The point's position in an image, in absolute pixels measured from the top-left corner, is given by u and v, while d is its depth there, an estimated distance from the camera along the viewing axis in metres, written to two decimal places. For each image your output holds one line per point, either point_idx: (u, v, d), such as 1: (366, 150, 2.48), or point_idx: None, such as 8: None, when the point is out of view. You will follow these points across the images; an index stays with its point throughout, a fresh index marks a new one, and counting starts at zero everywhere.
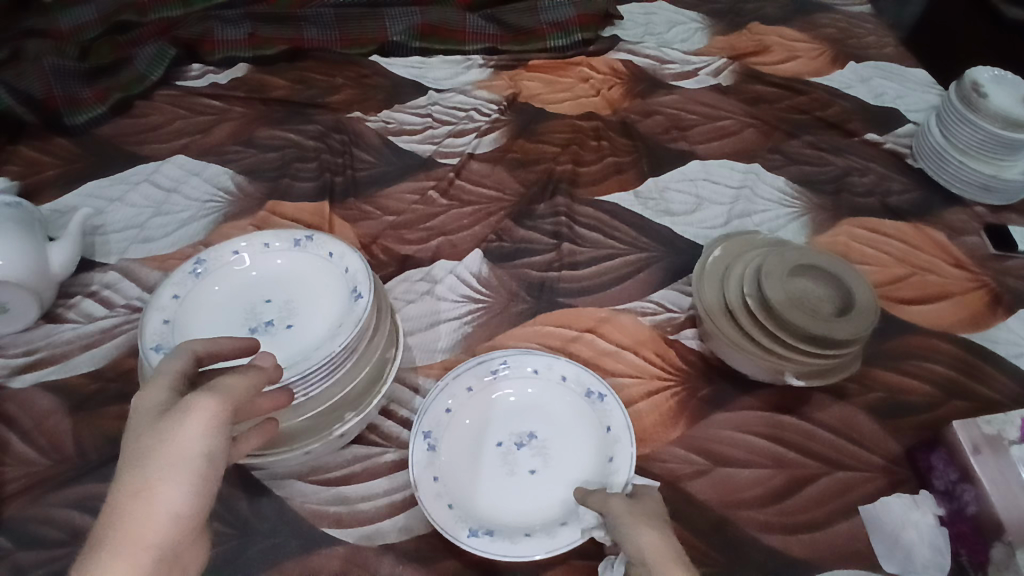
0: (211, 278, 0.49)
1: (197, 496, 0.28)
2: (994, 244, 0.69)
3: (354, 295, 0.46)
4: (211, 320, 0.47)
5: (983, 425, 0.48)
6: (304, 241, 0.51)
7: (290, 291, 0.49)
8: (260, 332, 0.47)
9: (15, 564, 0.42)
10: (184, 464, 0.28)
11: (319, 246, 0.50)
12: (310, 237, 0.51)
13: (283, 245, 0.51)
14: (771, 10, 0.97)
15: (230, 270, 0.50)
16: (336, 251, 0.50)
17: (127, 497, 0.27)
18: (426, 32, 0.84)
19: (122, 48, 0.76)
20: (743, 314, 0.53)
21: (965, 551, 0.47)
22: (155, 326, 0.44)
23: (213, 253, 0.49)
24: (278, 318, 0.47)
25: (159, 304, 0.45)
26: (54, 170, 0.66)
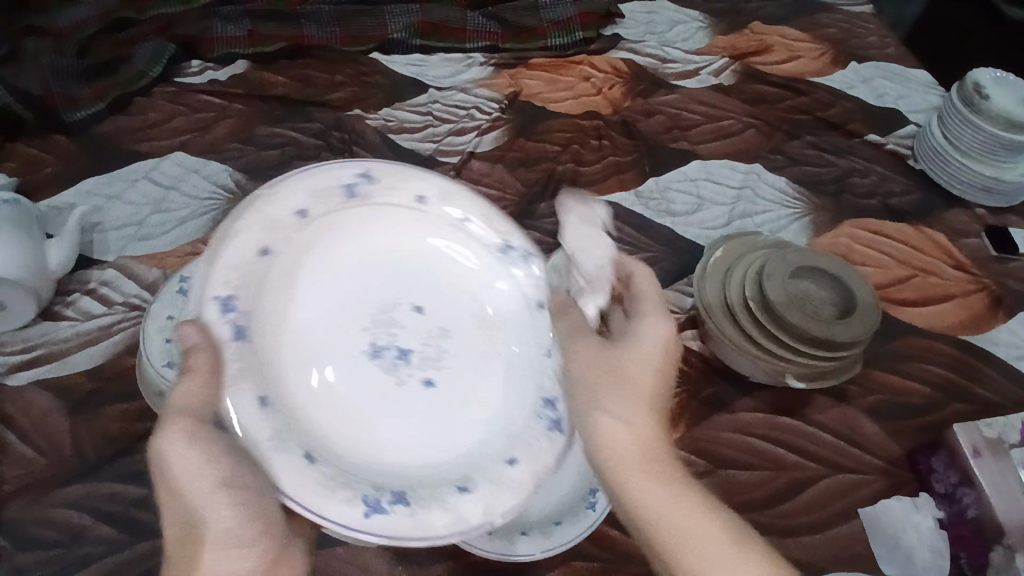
0: (368, 196, 0.42)
1: (238, 514, 0.36)
2: (995, 246, 0.70)
3: (552, 427, 0.39)
4: (328, 285, 0.41)
5: (984, 428, 0.51)
6: (520, 259, 0.44)
7: (446, 311, 0.44)
8: (384, 360, 0.41)
9: (15, 566, 0.43)
10: (206, 493, 0.36)
11: (528, 281, 0.44)
12: (531, 256, 0.44)
13: (469, 220, 0.44)
14: (773, 8, 0.96)
15: (390, 198, 0.43)
16: (545, 303, 0.44)
17: (190, 516, 0.36)
18: (426, 29, 0.83)
19: (122, 46, 0.74)
20: (745, 315, 0.53)
21: (964, 554, 0.47)
22: (246, 259, 0.37)
23: (388, 178, 0.42)
24: (421, 363, 0.42)
25: (271, 202, 0.39)
26: (51, 167, 0.65)
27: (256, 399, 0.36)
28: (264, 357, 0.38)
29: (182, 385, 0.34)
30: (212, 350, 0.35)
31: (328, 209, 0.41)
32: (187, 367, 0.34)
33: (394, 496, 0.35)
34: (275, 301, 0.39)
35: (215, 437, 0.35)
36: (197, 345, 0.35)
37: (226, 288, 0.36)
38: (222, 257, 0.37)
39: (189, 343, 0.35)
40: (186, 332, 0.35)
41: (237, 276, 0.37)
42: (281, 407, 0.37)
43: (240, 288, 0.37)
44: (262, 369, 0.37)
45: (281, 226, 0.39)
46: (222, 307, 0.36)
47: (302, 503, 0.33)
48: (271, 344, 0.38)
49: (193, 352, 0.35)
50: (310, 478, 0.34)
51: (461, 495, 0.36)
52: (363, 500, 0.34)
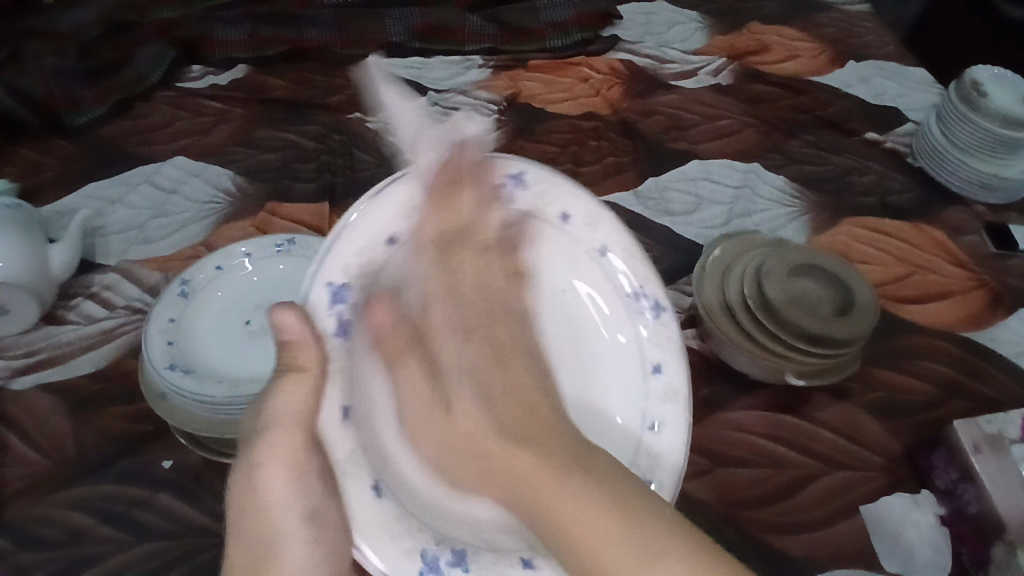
0: (523, 198, 0.45)
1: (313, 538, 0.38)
2: (995, 243, 0.70)
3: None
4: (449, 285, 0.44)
5: (984, 424, 0.51)
6: (651, 314, 0.45)
7: (563, 348, 0.46)
8: None
9: (15, 565, 0.43)
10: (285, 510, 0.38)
11: (657, 337, 0.45)
12: (661, 310, 0.45)
13: (608, 251, 0.46)
14: (771, 8, 0.96)
15: (540, 209, 0.45)
16: (665, 369, 0.44)
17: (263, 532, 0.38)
18: (426, 32, 0.83)
19: (122, 49, 0.75)
20: (744, 314, 0.53)
21: (965, 551, 0.48)
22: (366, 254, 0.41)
23: (545, 187, 0.45)
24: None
25: (409, 194, 0.42)
26: (54, 171, 0.65)
27: (341, 410, 0.39)
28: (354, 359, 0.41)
29: (289, 385, 0.38)
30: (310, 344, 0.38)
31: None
32: (295, 365, 0.38)
33: (454, 558, 0.38)
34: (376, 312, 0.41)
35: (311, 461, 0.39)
36: (298, 342, 0.38)
37: (339, 275, 0.40)
38: (347, 237, 0.41)
39: (289, 337, 0.38)
40: (281, 317, 0.38)
41: (359, 264, 0.41)
42: (364, 425, 0.40)
43: (354, 278, 0.41)
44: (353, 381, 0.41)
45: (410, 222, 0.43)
46: (334, 297, 0.40)
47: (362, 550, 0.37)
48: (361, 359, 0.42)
49: (294, 348, 0.38)
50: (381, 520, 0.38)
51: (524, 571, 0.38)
52: (423, 555, 0.38)
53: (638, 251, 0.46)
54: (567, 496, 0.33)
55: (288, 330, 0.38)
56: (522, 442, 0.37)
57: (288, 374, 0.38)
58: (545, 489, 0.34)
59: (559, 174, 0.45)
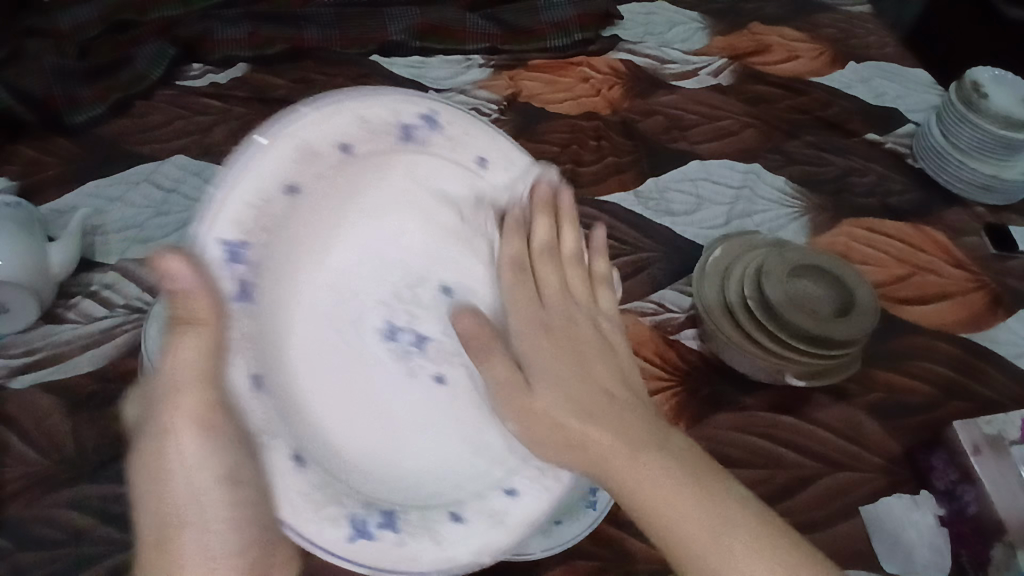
0: (434, 140, 0.40)
1: (233, 517, 0.39)
2: (994, 244, 0.70)
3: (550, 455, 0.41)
4: (355, 238, 0.42)
5: (984, 426, 0.52)
6: (565, 259, 0.45)
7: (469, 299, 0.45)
8: (398, 344, 0.44)
9: (15, 564, 0.43)
10: (207, 487, 0.39)
11: (589, 280, 0.47)
12: (594, 250, 0.45)
13: (506, 203, 0.44)
14: (772, 8, 0.96)
15: (451, 153, 0.41)
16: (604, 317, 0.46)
17: (167, 521, 0.38)
18: (426, 31, 0.83)
19: (122, 48, 0.74)
20: (744, 315, 0.53)
21: (965, 551, 0.48)
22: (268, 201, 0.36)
23: (461, 130, 0.41)
24: (438, 355, 0.45)
25: (320, 128, 0.37)
26: (54, 170, 0.65)
27: (250, 379, 0.38)
28: (262, 323, 0.38)
29: (184, 338, 0.35)
30: (205, 291, 0.34)
31: (376, 148, 0.39)
32: (189, 315, 0.34)
33: (384, 520, 0.37)
34: (273, 272, 0.38)
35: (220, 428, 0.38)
36: (190, 290, 0.33)
37: (233, 232, 0.35)
38: (244, 178, 0.35)
39: (181, 286, 0.33)
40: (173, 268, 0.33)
41: (254, 218, 0.36)
42: (275, 391, 0.39)
43: (251, 233, 0.36)
44: (257, 343, 0.38)
45: (322, 161, 0.37)
46: (228, 258, 0.35)
47: (292, 528, 0.35)
48: (263, 313, 0.38)
49: (184, 297, 0.33)
50: (303, 493, 0.36)
51: (455, 525, 0.38)
52: (351, 521, 0.36)
53: (567, 200, 0.45)
54: (654, 473, 0.35)
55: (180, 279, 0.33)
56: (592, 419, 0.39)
57: (187, 330, 0.34)
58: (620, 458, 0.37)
59: (470, 115, 0.41)
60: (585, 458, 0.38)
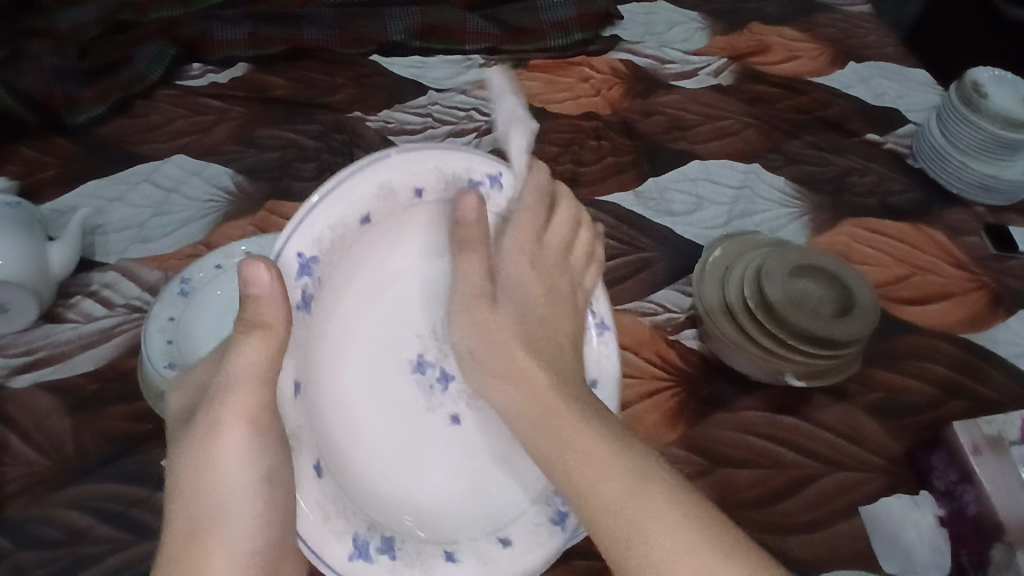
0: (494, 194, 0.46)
1: (263, 523, 0.39)
2: (994, 244, 0.70)
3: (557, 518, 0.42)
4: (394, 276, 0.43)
5: (983, 425, 0.51)
6: (595, 329, 0.47)
7: None
8: (425, 378, 0.46)
9: (15, 564, 0.44)
10: (248, 487, 0.39)
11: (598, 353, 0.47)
12: (604, 328, 0.47)
13: (572, 261, 0.49)
14: (773, 8, 0.96)
15: None
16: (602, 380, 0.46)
17: (198, 519, 0.38)
18: (426, 31, 0.83)
19: (123, 48, 0.74)
20: (744, 314, 0.53)
21: (965, 551, 0.48)
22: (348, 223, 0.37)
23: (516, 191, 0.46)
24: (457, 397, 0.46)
25: (400, 171, 0.39)
26: (54, 170, 0.65)
27: (293, 384, 0.38)
28: (308, 333, 0.38)
29: (249, 344, 0.36)
30: (281, 301, 0.35)
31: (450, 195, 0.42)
32: (258, 321, 0.35)
33: (383, 545, 0.38)
34: (329, 296, 0.39)
35: (270, 433, 0.38)
36: (265, 295, 0.35)
37: (311, 246, 0.36)
38: (342, 194, 0.36)
39: (259, 291, 0.35)
40: (256, 272, 0.34)
41: (332, 238, 0.36)
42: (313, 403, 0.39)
43: (325, 250, 0.36)
44: (303, 354, 0.38)
45: (396, 199, 0.39)
46: (301, 269, 0.36)
47: (311, 546, 0.35)
48: (314, 331, 0.39)
49: (260, 302, 0.35)
50: (317, 504, 0.36)
51: (448, 564, 0.39)
52: (354, 539, 0.37)
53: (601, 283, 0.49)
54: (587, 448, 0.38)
55: (259, 284, 0.34)
56: (541, 364, 0.44)
57: (254, 331, 0.35)
58: (557, 408, 0.41)
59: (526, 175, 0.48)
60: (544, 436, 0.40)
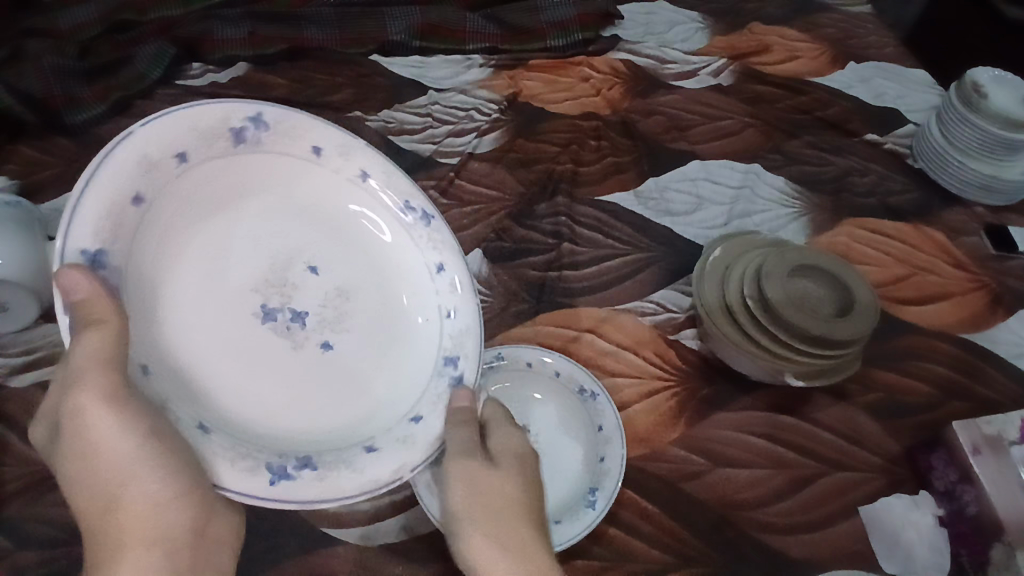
0: (265, 138, 0.42)
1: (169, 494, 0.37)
2: (994, 244, 0.70)
3: (453, 384, 0.45)
4: (228, 222, 0.43)
5: (983, 425, 0.52)
6: (421, 222, 0.47)
7: (348, 273, 0.46)
8: (277, 322, 0.44)
9: (15, 564, 0.44)
10: (133, 456, 0.36)
11: (431, 241, 0.47)
12: (430, 218, 0.47)
13: (368, 176, 0.46)
14: (774, 8, 0.96)
15: (285, 146, 0.43)
16: (446, 266, 0.47)
17: (105, 487, 0.37)
18: (426, 31, 0.82)
19: (122, 48, 0.74)
20: (744, 315, 0.53)
21: (965, 551, 0.49)
22: (123, 207, 0.36)
23: (291, 123, 0.42)
24: (318, 325, 0.45)
25: (149, 140, 0.36)
26: (54, 169, 0.65)
27: (137, 369, 0.37)
28: (135, 327, 0.37)
29: (86, 339, 0.33)
30: (101, 296, 0.34)
31: (212, 150, 0.40)
32: (91, 321, 0.33)
33: (300, 462, 0.39)
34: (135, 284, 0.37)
35: (129, 402, 0.36)
36: (89, 294, 0.33)
37: (92, 239, 0.34)
38: (100, 181, 0.35)
39: (78, 297, 0.33)
40: (68, 279, 0.33)
41: (111, 226, 0.35)
42: (162, 374, 0.39)
43: (110, 239, 0.35)
44: (139, 343, 0.38)
45: (162, 171, 0.37)
46: (90, 260, 0.34)
47: (238, 491, 0.37)
48: (144, 304, 0.38)
49: (82, 305, 0.33)
50: (221, 450, 0.38)
51: (371, 454, 0.41)
52: (269, 468, 0.38)
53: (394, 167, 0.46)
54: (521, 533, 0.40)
55: (79, 289, 0.33)
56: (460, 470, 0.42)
57: (90, 330, 0.33)
58: (477, 505, 0.41)
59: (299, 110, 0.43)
60: (484, 502, 0.42)
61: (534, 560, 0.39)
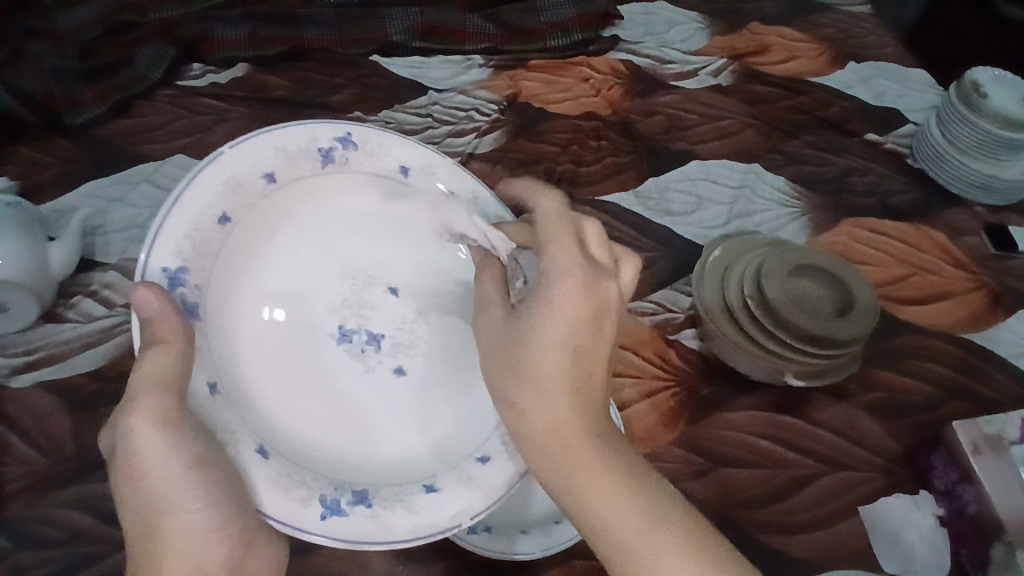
0: (353, 158, 0.45)
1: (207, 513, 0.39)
2: (994, 244, 0.70)
3: None
4: (301, 242, 0.46)
5: (983, 425, 0.51)
6: None
7: (421, 297, 0.49)
8: (352, 344, 0.47)
9: (16, 564, 0.44)
10: (178, 476, 0.39)
11: None
12: (514, 236, 0.49)
13: (453, 196, 0.48)
14: (773, 8, 0.96)
15: (372, 164, 0.46)
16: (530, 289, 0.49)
17: (147, 508, 0.39)
18: (426, 32, 0.82)
19: (122, 48, 0.74)
20: (744, 315, 0.53)
21: (965, 551, 0.49)
22: (204, 227, 0.39)
23: (373, 144, 0.46)
24: (391, 352, 0.47)
25: (237, 164, 0.40)
26: (55, 170, 0.65)
27: (206, 386, 0.39)
28: (212, 340, 0.40)
29: (154, 356, 0.36)
30: (171, 317, 0.37)
31: (298, 171, 0.43)
32: (156, 339, 0.36)
33: (356, 497, 0.39)
34: (212, 296, 0.40)
35: (182, 422, 0.38)
36: (158, 315, 0.36)
37: (174, 259, 0.38)
38: (181, 211, 0.38)
39: (148, 313, 0.36)
40: (142, 297, 0.36)
41: (192, 247, 0.38)
42: (231, 393, 0.40)
43: (191, 259, 0.38)
44: (212, 357, 0.40)
45: (247, 191, 0.41)
46: (170, 281, 0.38)
47: (278, 521, 0.36)
48: (221, 317, 0.41)
49: (153, 323, 0.36)
50: (269, 477, 0.37)
51: (430, 493, 0.40)
52: (322, 500, 0.38)
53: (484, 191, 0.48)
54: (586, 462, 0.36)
55: (146, 306, 0.36)
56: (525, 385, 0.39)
57: (153, 348, 0.36)
58: (535, 381, 0.39)
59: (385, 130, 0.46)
60: (548, 394, 0.38)
61: (586, 500, 0.36)
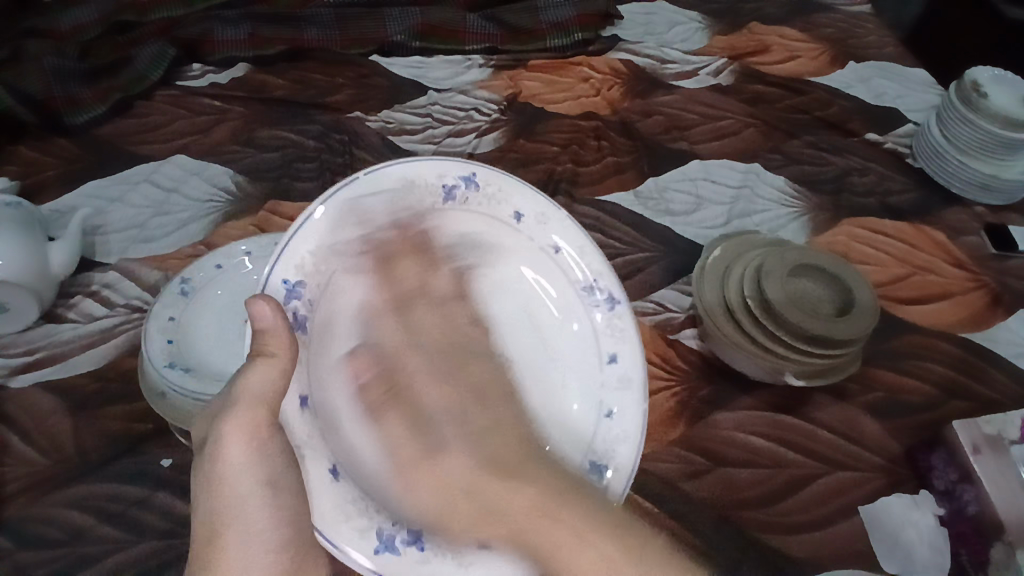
0: (473, 198, 0.45)
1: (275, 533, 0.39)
2: (995, 244, 0.70)
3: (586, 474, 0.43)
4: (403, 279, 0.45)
5: (983, 425, 0.52)
6: (606, 307, 0.46)
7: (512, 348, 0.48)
8: (428, 381, 0.46)
9: (15, 564, 0.43)
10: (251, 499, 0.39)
11: (611, 328, 0.46)
12: (615, 302, 0.46)
13: (561, 250, 0.47)
14: (773, 8, 0.96)
15: (489, 208, 0.45)
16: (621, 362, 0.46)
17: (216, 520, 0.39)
18: (426, 32, 0.83)
19: (122, 48, 0.74)
20: (744, 315, 0.53)
21: (965, 551, 0.48)
22: (320, 254, 0.41)
23: (495, 187, 0.45)
24: (468, 396, 0.46)
25: (363, 192, 0.42)
26: (55, 170, 0.65)
27: (298, 401, 0.40)
28: (314, 352, 0.41)
29: (260, 368, 0.37)
30: (284, 333, 0.37)
31: (421, 204, 0.44)
32: (264, 351, 0.37)
33: (410, 537, 0.39)
34: (320, 325, 0.41)
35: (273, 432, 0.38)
36: (268, 329, 0.37)
37: (294, 274, 0.39)
38: (302, 236, 0.40)
39: (262, 326, 0.37)
40: (258, 309, 0.37)
41: (311, 262, 0.40)
42: (320, 412, 0.41)
43: (307, 275, 0.40)
44: (309, 374, 0.40)
45: (368, 219, 0.42)
46: (287, 294, 0.39)
47: (327, 538, 0.38)
48: (324, 345, 0.42)
49: (263, 335, 0.37)
50: (337, 503, 0.38)
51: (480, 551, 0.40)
52: (378, 534, 0.38)
53: (593, 250, 0.47)
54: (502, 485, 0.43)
55: (260, 320, 0.37)
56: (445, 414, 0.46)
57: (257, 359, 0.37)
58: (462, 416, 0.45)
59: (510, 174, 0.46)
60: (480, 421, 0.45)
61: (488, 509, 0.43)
